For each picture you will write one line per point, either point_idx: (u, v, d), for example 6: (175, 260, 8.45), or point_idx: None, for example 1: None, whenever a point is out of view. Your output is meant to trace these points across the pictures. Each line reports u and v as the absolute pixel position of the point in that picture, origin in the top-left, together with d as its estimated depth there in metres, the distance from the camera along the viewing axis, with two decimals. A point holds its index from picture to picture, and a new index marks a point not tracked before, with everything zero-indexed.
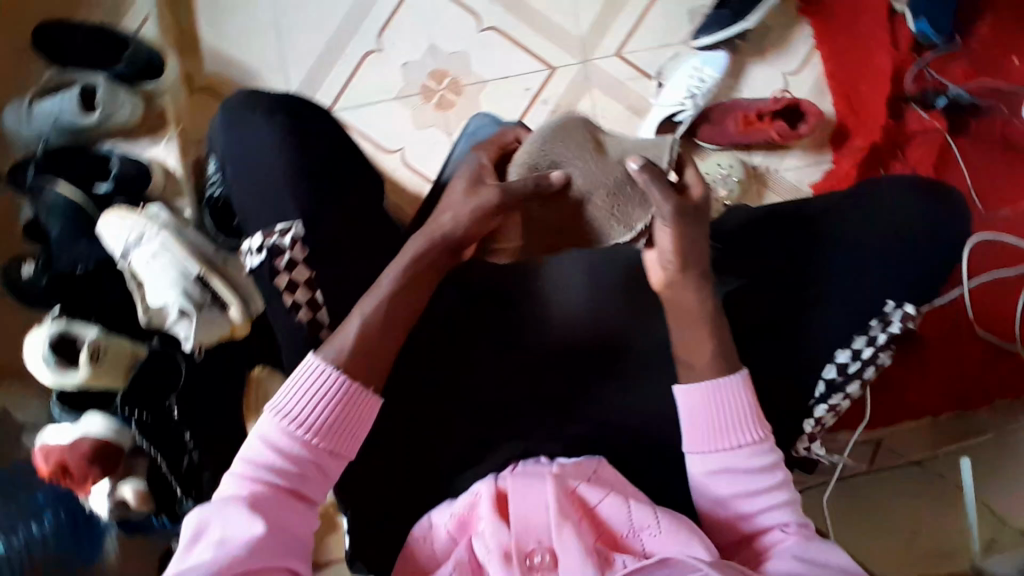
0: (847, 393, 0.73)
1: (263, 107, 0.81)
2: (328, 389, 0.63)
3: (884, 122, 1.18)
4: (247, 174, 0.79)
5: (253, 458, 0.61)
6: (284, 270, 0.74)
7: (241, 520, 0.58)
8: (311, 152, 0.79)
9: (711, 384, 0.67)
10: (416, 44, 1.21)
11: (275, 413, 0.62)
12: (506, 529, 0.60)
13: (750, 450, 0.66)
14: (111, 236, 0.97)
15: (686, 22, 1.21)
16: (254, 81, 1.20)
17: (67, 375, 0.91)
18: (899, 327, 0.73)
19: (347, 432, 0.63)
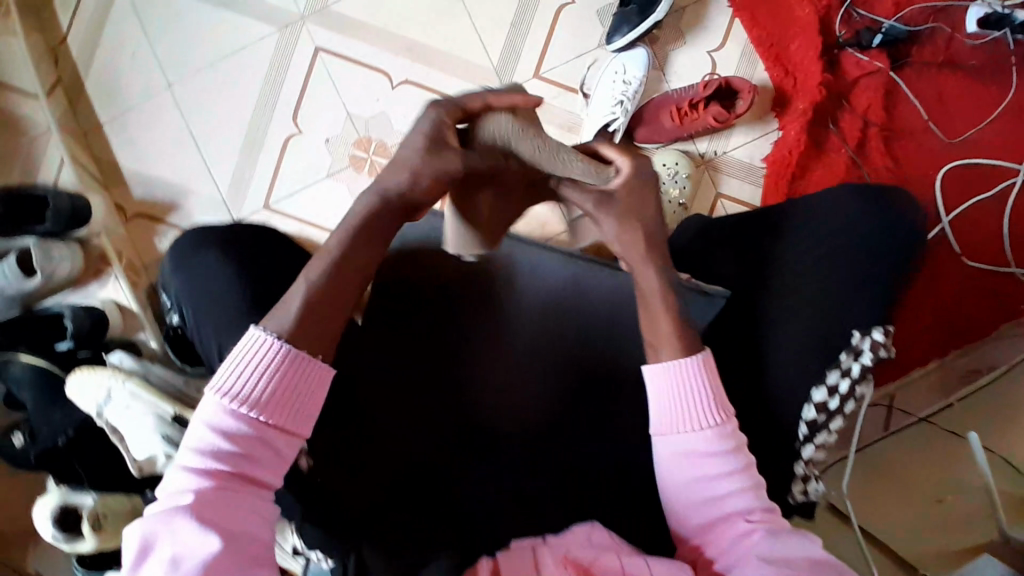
0: (832, 429, 0.69)
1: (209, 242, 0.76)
2: (266, 364, 0.58)
3: (819, 79, 1.14)
4: (200, 303, 0.72)
5: (200, 445, 0.56)
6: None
7: (189, 525, 0.53)
8: (260, 266, 0.74)
9: (673, 363, 0.67)
10: (333, 116, 1.18)
11: (217, 398, 0.57)
12: None
13: (712, 431, 0.65)
14: (82, 398, 0.95)
15: (598, 24, 1.17)
16: (183, 193, 1.18)
17: (78, 545, 0.90)
18: (871, 356, 0.69)
19: (293, 404, 0.59)
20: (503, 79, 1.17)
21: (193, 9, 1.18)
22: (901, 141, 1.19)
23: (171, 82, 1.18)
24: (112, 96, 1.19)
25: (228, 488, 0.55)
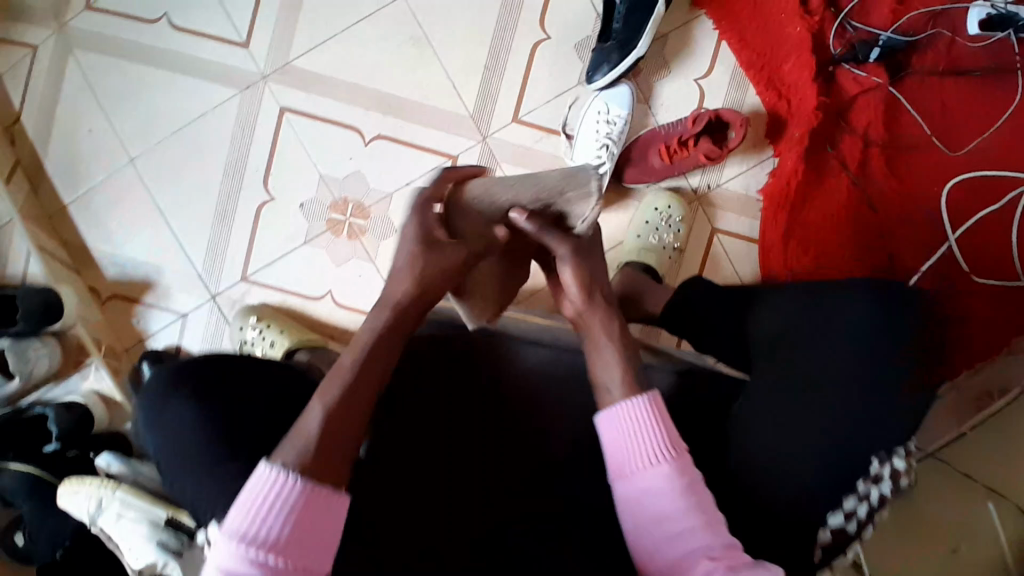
0: (849, 554, 0.59)
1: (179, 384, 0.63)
2: (281, 496, 0.51)
3: (816, 102, 1.08)
4: (171, 461, 0.60)
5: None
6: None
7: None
8: (240, 419, 0.61)
9: (623, 404, 0.61)
10: (306, 179, 1.12)
11: (226, 540, 0.50)
12: None
13: (661, 469, 0.57)
14: (74, 510, 0.93)
15: (576, 60, 1.10)
16: (158, 272, 1.13)
17: None
18: (891, 487, 0.59)
19: (313, 540, 0.51)
20: (480, 126, 1.11)
21: (149, 75, 1.11)
22: (909, 158, 1.10)
23: (134, 155, 1.12)
24: (73, 174, 1.12)
25: None
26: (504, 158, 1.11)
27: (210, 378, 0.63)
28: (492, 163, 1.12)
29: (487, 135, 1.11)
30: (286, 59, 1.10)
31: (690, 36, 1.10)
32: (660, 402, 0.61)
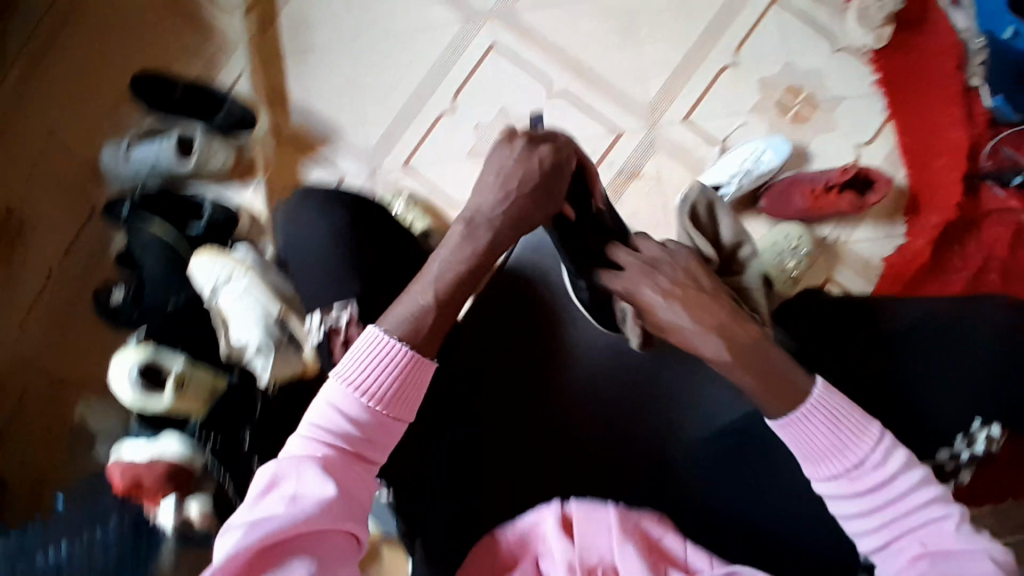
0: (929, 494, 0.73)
1: (317, 201, 0.86)
2: (389, 355, 0.63)
3: (958, 198, 1.15)
4: (296, 251, 0.83)
5: (322, 423, 0.61)
6: (342, 345, 0.74)
7: (313, 480, 0.58)
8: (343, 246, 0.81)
9: (801, 408, 0.60)
10: (487, 106, 1.26)
11: (341, 382, 0.62)
12: (573, 546, 0.61)
13: (873, 458, 0.59)
14: (203, 275, 1.07)
15: (756, 91, 1.22)
16: (335, 133, 1.29)
17: (152, 401, 1.00)
18: (985, 445, 0.69)
19: (406, 397, 0.63)
20: (651, 116, 1.23)
21: None
22: None
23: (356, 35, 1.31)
24: (304, 34, 1.32)
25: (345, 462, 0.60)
26: (664, 147, 1.22)
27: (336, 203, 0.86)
28: (652, 148, 1.22)
29: (655, 124, 1.23)
30: (512, 8, 1.29)
31: (863, 108, 1.22)
32: (831, 386, 0.61)
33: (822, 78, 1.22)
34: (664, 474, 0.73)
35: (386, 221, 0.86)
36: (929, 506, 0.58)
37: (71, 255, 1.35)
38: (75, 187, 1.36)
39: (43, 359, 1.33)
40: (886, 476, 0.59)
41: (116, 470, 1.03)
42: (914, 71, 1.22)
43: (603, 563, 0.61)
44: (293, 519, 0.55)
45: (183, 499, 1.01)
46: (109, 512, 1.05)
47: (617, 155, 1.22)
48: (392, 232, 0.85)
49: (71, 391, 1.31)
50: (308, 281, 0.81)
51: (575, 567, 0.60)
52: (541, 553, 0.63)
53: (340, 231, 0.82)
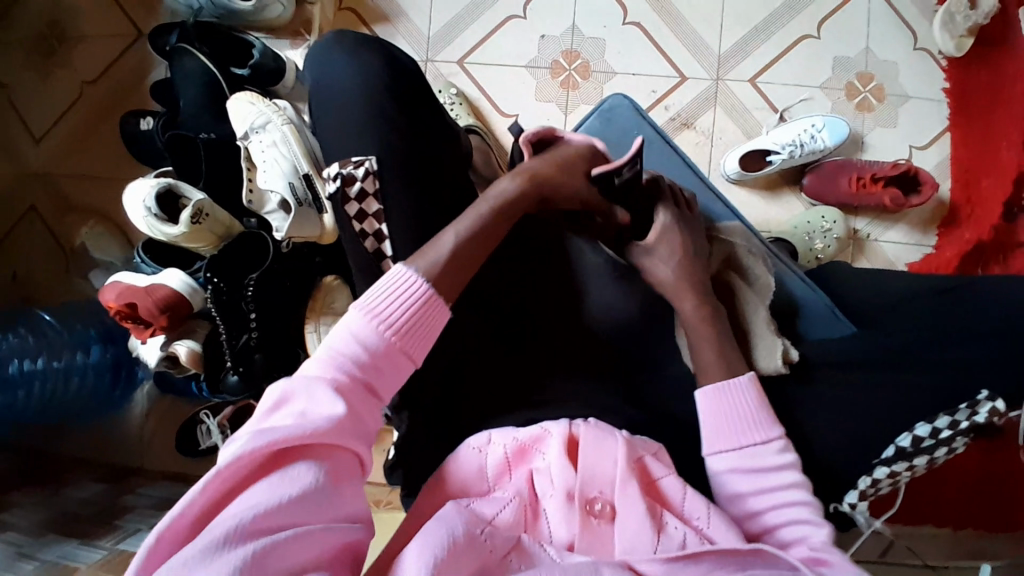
0: (912, 464, 0.69)
1: (346, 44, 0.71)
2: (412, 294, 0.62)
3: (995, 220, 1.13)
4: (320, 99, 0.71)
5: (338, 351, 0.59)
6: (356, 199, 0.66)
7: (323, 400, 0.56)
8: (379, 106, 0.69)
9: (720, 385, 0.68)
10: (558, 20, 1.23)
11: (365, 311, 0.60)
12: (572, 473, 0.60)
13: (767, 446, 0.66)
14: (239, 117, 1.02)
15: (829, 67, 1.20)
16: (397, 12, 1.24)
17: (162, 227, 0.95)
18: (985, 419, 0.68)
19: (422, 335, 0.62)
20: (719, 69, 1.20)
21: None
22: None
23: None
24: None
25: (358, 392, 0.58)
26: (722, 103, 1.20)
27: (373, 45, 0.72)
28: (711, 101, 1.20)
29: (720, 78, 1.20)
30: None
31: (928, 111, 1.20)
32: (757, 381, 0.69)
33: (896, 72, 1.20)
34: (666, 393, 0.75)
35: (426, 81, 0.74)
36: (805, 514, 0.63)
37: (108, 76, 1.31)
38: (123, 6, 1.31)
39: (57, 176, 1.29)
40: (779, 464, 0.66)
41: (110, 292, 0.98)
42: (980, 89, 1.18)
43: (601, 497, 0.60)
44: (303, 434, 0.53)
45: (171, 338, 1.01)
46: (92, 343, 1.12)
47: (674, 101, 1.21)
48: (431, 97, 0.73)
49: (80, 213, 1.28)
50: (327, 134, 0.71)
51: (571, 494, 0.59)
52: (538, 469, 0.62)
53: (379, 78, 0.70)
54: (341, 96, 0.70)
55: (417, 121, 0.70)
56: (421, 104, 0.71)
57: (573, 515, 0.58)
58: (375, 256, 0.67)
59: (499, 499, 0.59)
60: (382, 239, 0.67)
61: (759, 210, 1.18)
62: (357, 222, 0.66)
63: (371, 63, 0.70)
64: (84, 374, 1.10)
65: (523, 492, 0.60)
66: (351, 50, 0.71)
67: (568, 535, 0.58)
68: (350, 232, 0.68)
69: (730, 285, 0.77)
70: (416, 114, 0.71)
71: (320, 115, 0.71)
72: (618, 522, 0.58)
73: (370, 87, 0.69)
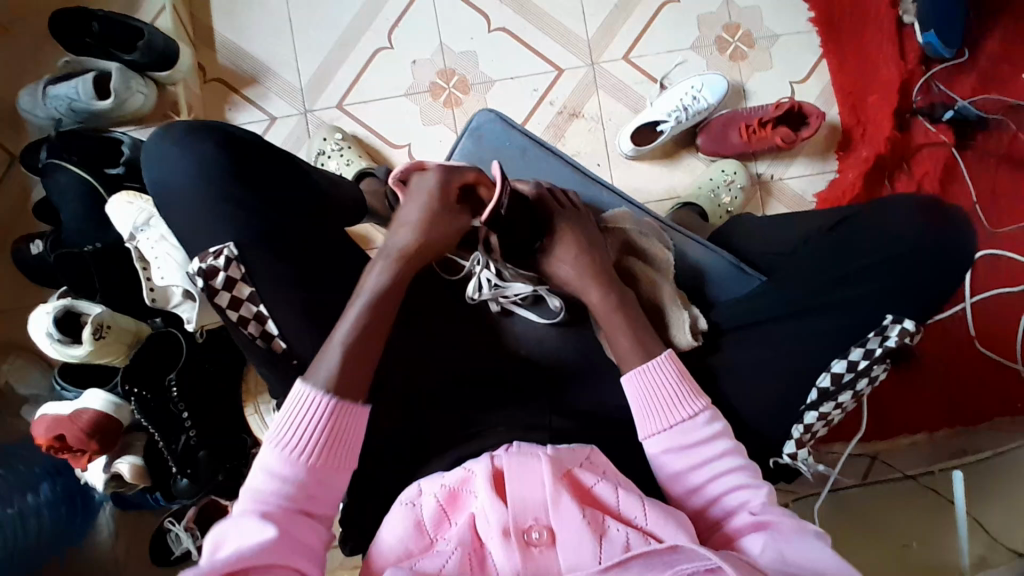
0: (839, 402, 0.71)
1: (175, 137, 0.71)
2: (316, 409, 0.61)
3: (887, 132, 1.16)
4: (164, 199, 0.70)
5: (260, 489, 0.59)
6: (224, 290, 0.66)
7: (252, 531, 0.56)
8: (224, 188, 0.69)
9: (639, 369, 0.69)
10: (425, 43, 1.22)
11: (275, 445, 0.60)
12: (504, 507, 0.61)
13: (695, 420, 0.66)
14: (122, 219, 0.98)
15: (695, 27, 1.22)
16: (265, 73, 1.23)
17: (69, 350, 0.91)
18: (896, 341, 0.70)
19: (341, 445, 0.62)
20: (591, 53, 1.21)
21: None
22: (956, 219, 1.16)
23: None
24: None
25: (290, 516, 0.58)
26: (604, 86, 1.21)
27: (205, 131, 0.71)
28: (592, 86, 1.21)
29: (596, 62, 1.21)
30: None
31: (799, 45, 1.22)
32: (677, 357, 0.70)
33: (759, 15, 1.22)
34: (589, 389, 0.77)
35: (268, 147, 0.73)
36: (743, 478, 0.64)
37: None
38: None
39: None
40: (711, 436, 0.66)
41: (38, 426, 0.95)
42: (842, 11, 1.21)
43: (537, 524, 0.60)
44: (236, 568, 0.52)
45: (111, 458, 0.98)
46: (39, 480, 1.09)
47: (557, 94, 1.21)
48: (280, 165, 0.73)
49: None
50: (183, 231, 0.70)
51: (508, 528, 0.60)
52: (474, 510, 0.62)
53: (219, 162, 0.69)
54: (187, 194, 0.69)
55: (270, 194, 0.70)
56: (270, 175, 0.72)
57: (513, 549, 0.59)
58: (262, 337, 0.67)
59: (442, 552, 0.59)
60: (265, 320, 0.67)
61: (664, 179, 1.19)
62: (232, 310, 0.66)
63: (203, 151, 0.70)
64: (41, 517, 1.06)
65: (463, 539, 0.60)
66: (181, 141, 0.70)
67: (511, 570, 0.58)
68: (229, 322, 0.67)
69: (633, 270, 0.78)
70: (268, 184, 0.71)
71: (170, 214, 0.71)
72: (558, 543, 0.59)
73: (211, 175, 0.69)
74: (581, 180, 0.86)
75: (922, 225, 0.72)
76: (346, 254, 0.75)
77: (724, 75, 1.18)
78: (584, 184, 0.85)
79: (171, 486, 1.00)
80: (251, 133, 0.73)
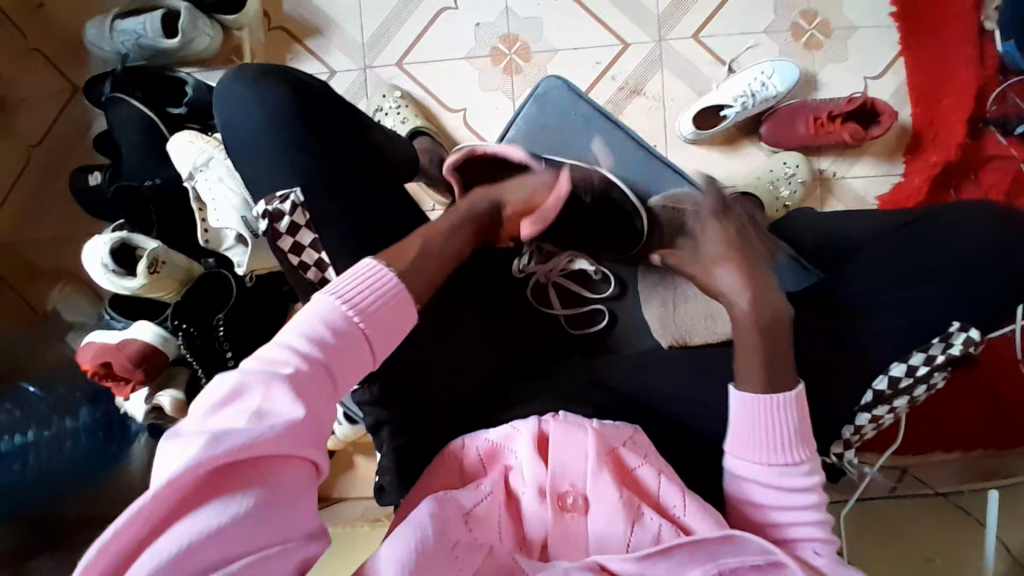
0: (892, 406, 0.70)
1: (248, 77, 0.71)
2: (380, 286, 0.56)
3: (959, 139, 1.11)
4: (234, 139, 0.71)
5: (297, 348, 0.51)
6: (287, 234, 0.66)
7: (280, 399, 0.48)
8: (294, 133, 0.69)
9: (763, 399, 0.62)
10: (490, 6, 1.20)
11: (333, 301, 0.54)
12: (544, 469, 0.62)
13: (795, 463, 0.62)
14: (182, 158, 1.00)
15: (771, 11, 1.17)
16: (328, 24, 1.22)
17: (122, 282, 0.93)
18: (959, 350, 0.68)
19: (394, 331, 0.56)
20: (660, 29, 1.18)
21: None
22: None
23: None
24: None
25: (323, 385, 0.51)
26: (669, 65, 1.18)
27: (277, 72, 0.72)
28: (656, 64, 1.18)
29: (663, 39, 1.18)
30: None
31: (879, 38, 1.17)
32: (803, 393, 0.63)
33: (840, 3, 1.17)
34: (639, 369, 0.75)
35: (336, 100, 0.74)
36: (813, 521, 0.62)
37: (53, 134, 1.29)
38: (54, 62, 1.29)
39: (19, 242, 1.28)
40: (806, 485, 0.63)
41: (87, 354, 0.98)
42: (928, 6, 1.15)
43: (573, 491, 0.61)
44: (260, 436, 0.46)
45: (155, 390, 1.00)
46: (80, 406, 1.13)
47: (620, 69, 1.18)
48: (348, 116, 0.74)
49: (46, 276, 1.27)
50: (250, 171, 0.70)
51: (544, 489, 0.62)
52: (513, 467, 0.64)
53: (289, 109, 0.70)
54: (255, 136, 0.69)
55: (337, 144, 0.70)
56: (337, 125, 0.72)
57: (546, 509, 0.61)
58: (320, 285, 0.67)
59: (479, 492, 0.61)
60: (325, 268, 0.67)
61: (721, 166, 1.16)
62: (294, 255, 0.66)
63: (276, 93, 0.70)
64: (75, 441, 1.10)
65: (500, 489, 0.63)
66: (254, 81, 0.70)
67: (541, 527, 0.61)
68: (291, 266, 0.68)
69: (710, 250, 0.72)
70: (336, 136, 0.71)
71: (238, 155, 0.71)
72: (590, 515, 0.60)
73: (282, 118, 0.69)
74: (641, 155, 0.84)
75: (999, 236, 0.69)
76: (406, 209, 0.75)
77: (796, 63, 1.14)
78: (647, 158, 0.84)
79: None
80: (320, 84, 0.73)
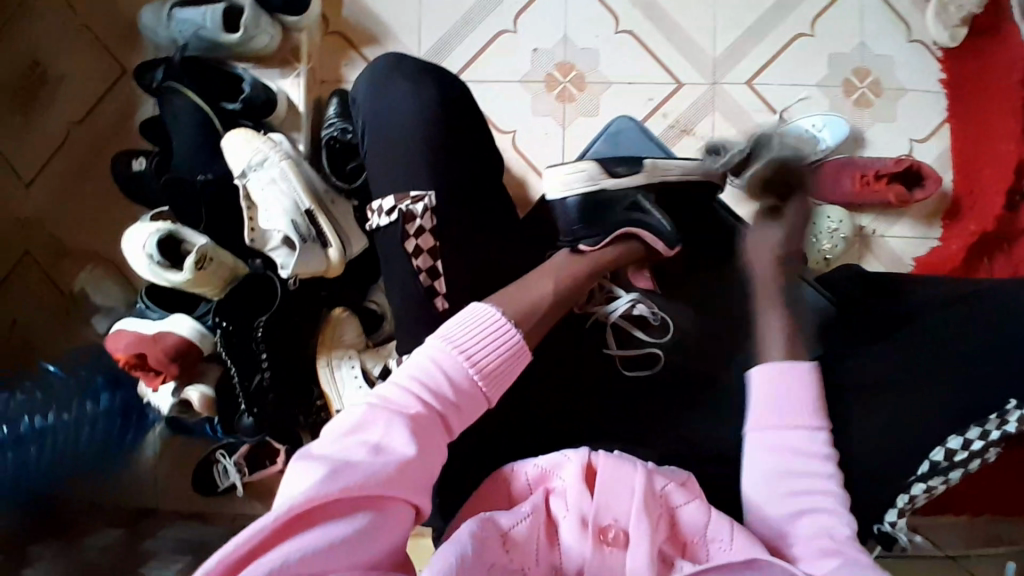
0: (947, 478, 0.69)
1: (404, 73, 0.80)
2: (500, 337, 0.63)
3: (999, 211, 1.12)
4: (376, 125, 0.79)
5: (420, 384, 0.60)
6: (414, 235, 0.73)
7: (397, 435, 0.57)
8: (433, 125, 0.77)
9: (792, 367, 0.69)
10: (550, 32, 1.21)
11: (449, 346, 0.62)
12: (588, 499, 0.62)
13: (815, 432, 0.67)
14: (236, 156, 1.00)
15: (825, 65, 1.19)
16: (388, 35, 1.23)
17: (166, 274, 0.93)
18: (1015, 427, 0.68)
19: (505, 379, 0.63)
20: (715, 72, 1.20)
21: None
22: None
23: None
24: None
25: (433, 423, 0.59)
26: (720, 108, 1.19)
27: (425, 70, 0.81)
28: (709, 106, 1.19)
29: (717, 82, 1.20)
30: None
31: (927, 102, 1.19)
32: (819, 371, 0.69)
33: (891, 65, 1.19)
34: (689, 419, 0.75)
35: (468, 100, 0.81)
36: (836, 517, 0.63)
37: (95, 115, 1.28)
38: (105, 43, 1.28)
39: (53, 221, 1.27)
40: (821, 453, 0.66)
41: (117, 341, 0.97)
42: (978, 77, 1.17)
43: (615, 525, 0.61)
44: (375, 469, 0.54)
45: (182, 384, 1.00)
46: (100, 391, 1.09)
47: (672, 108, 1.19)
48: (475, 119, 0.81)
49: (73, 256, 1.26)
50: (379, 158, 0.78)
51: (585, 520, 0.61)
52: (556, 493, 0.63)
53: (434, 101, 0.78)
54: (395, 124, 0.78)
55: (466, 143, 0.78)
56: (469, 123, 0.80)
57: (585, 540, 0.60)
58: (427, 291, 0.73)
59: (517, 511, 0.61)
60: (436, 276, 0.73)
61: None
62: (416, 257, 0.73)
63: (422, 88, 0.79)
64: (93, 426, 1.07)
65: (541, 511, 0.62)
66: (407, 78, 0.80)
67: (579, 557, 0.60)
68: (402, 272, 0.74)
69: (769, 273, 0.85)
70: (467, 133, 0.79)
71: (374, 140, 0.79)
72: (630, 548, 0.59)
73: (426, 113, 0.78)
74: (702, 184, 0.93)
75: None
76: (470, 235, 0.75)
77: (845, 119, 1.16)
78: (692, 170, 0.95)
79: (237, 423, 1.02)
80: (459, 82, 0.82)
